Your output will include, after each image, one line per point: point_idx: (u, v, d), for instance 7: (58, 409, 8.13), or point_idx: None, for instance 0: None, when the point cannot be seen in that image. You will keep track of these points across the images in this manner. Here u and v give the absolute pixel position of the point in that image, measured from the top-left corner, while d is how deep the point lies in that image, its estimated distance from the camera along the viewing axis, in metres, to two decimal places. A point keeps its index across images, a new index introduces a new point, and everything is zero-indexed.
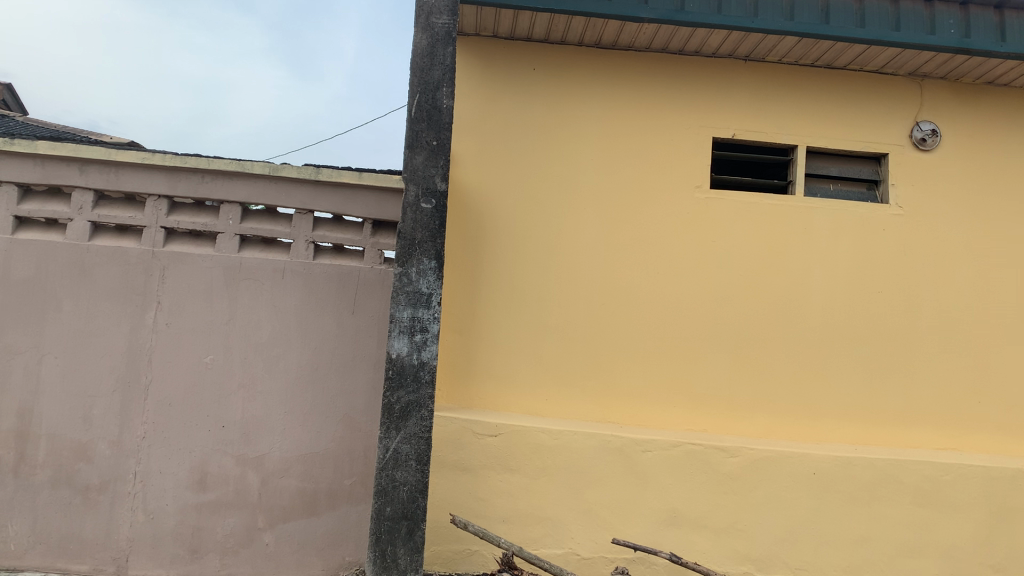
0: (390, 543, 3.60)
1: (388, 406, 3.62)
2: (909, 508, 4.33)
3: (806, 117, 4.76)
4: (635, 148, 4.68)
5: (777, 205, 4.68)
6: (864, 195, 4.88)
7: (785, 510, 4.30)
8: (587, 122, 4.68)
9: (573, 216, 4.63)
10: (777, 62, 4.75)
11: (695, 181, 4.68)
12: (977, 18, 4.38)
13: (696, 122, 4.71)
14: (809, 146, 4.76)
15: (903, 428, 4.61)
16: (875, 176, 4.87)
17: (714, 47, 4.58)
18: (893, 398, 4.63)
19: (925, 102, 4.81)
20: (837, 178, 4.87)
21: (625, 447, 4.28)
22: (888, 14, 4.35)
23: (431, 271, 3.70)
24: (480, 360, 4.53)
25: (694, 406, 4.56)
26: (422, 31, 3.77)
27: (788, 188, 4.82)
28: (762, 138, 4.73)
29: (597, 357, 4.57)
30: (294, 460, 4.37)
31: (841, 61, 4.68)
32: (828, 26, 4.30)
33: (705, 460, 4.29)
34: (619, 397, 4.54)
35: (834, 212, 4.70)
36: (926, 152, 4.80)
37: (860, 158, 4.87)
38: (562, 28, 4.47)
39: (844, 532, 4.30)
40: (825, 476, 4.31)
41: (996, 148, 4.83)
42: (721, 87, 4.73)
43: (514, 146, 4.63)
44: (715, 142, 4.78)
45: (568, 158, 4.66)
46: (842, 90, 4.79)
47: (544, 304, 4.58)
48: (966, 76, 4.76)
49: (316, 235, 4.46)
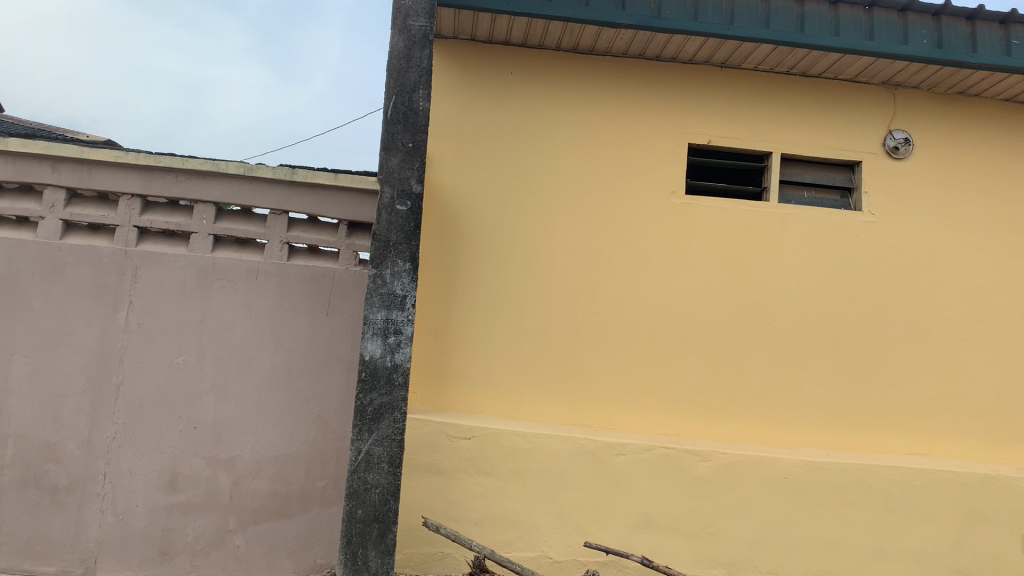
0: (361, 545, 3.58)
1: (361, 408, 3.61)
2: (879, 512, 4.37)
3: (781, 124, 4.80)
4: (612, 152, 4.70)
5: (751, 211, 4.71)
6: (837, 202, 4.93)
7: (756, 514, 4.32)
8: (564, 127, 4.69)
9: (549, 219, 4.64)
10: (752, 69, 4.79)
11: (671, 187, 4.70)
12: (949, 29, 4.44)
13: (673, 128, 4.74)
14: (783, 153, 4.80)
15: (873, 433, 4.65)
16: (848, 184, 4.91)
17: (691, 53, 4.62)
18: (864, 403, 4.67)
19: (898, 111, 4.87)
20: (811, 185, 4.91)
21: (598, 451, 4.29)
22: (861, 24, 4.40)
23: (406, 272, 3.70)
24: (455, 363, 4.53)
25: (667, 410, 4.58)
26: (399, 33, 3.77)
27: (762, 195, 4.85)
28: (738, 145, 4.76)
29: (572, 361, 4.58)
30: (265, 461, 4.35)
31: (815, 70, 4.73)
32: (803, 34, 4.34)
33: (678, 464, 4.31)
34: (592, 401, 4.56)
35: (808, 219, 4.74)
36: (899, 160, 4.85)
37: (834, 165, 4.92)
38: (540, 32, 4.49)
39: (814, 536, 4.34)
40: (796, 480, 4.35)
41: (967, 157, 4.89)
42: (697, 93, 4.76)
43: (491, 149, 4.63)
44: (691, 148, 4.80)
45: (545, 162, 4.67)
46: (817, 98, 4.84)
47: (520, 307, 4.59)
48: (938, 86, 4.82)
49: (290, 236, 4.44)
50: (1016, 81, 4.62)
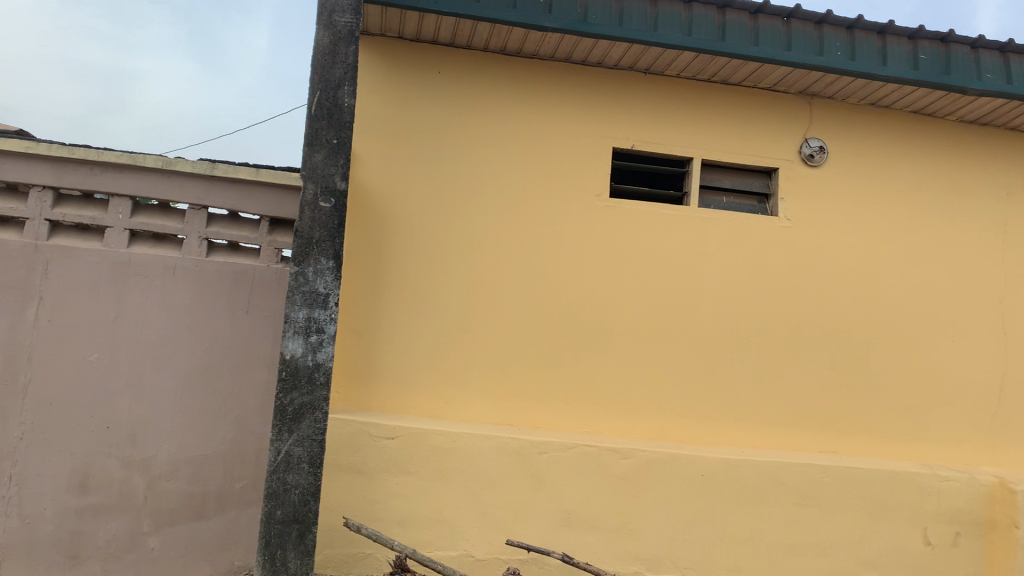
0: (280, 546, 3.54)
1: (281, 407, 3.56)
2: (791, 508, 4.51)
3: (702, 131, 4.92)
4: (538, 154, 4.74)
5: (673, 214, 4.82)
6: (755, 207, 5.07)
7: (674, 511, 4.42)
8: (491, 127, 4.71)
9: (475, 219, 4.66)
10: (675, 75, 4.90)
11: (595, 190, 4.77)
12: (862, 42, 4.61)
13: (597, 131, 4.81)
14: (704, 159, 4.92)
15: (786, 431, 4.81)
16: (766, 190, 5.06)
17: (616, 58, 4.69)
18: (778, 403, 4.82)
19: (813, 120, 5.04)
20: (730, 191, 5.04)
21: (522, 449, 4.32)
22: (779, 34, 4.53)
23: (329, 271, 3.66)
24: (379, 362, 4.51)
25: (589, 409, 4.64)
26: (324, 28, 3.73)
27: (683, 199, 4.96)
28: (660, 150, 4.86)
29: (496, 360, 4.60)
30: (182, 462, 4.25)
31: (735, 78, 4.86)
32: (724, 43, 4.45)
33: (599, 462, 4.38)
34: (516, 400, 4.59)
35: (727, 223, 4.86)
36: (814, 168, 5.02)
37: (752, 172, 5.06)
38: (467, 33, 4.49)
39: (730, 532, 4.46)
40: (713, 477, 4.46)
41: (877, 166, 5.09)
42: (622, 98, 4.84)
43: (418, 148, 4.63)
44: (615, 152, 4.88)
45: (471, 162, 4.68)
46: (737, 106, 4.97)
47: (445, 306, 4.59)
48: (851, 97, 5.00)
49: (210, 231, 4.34)
50: (923, 93, 4.83)
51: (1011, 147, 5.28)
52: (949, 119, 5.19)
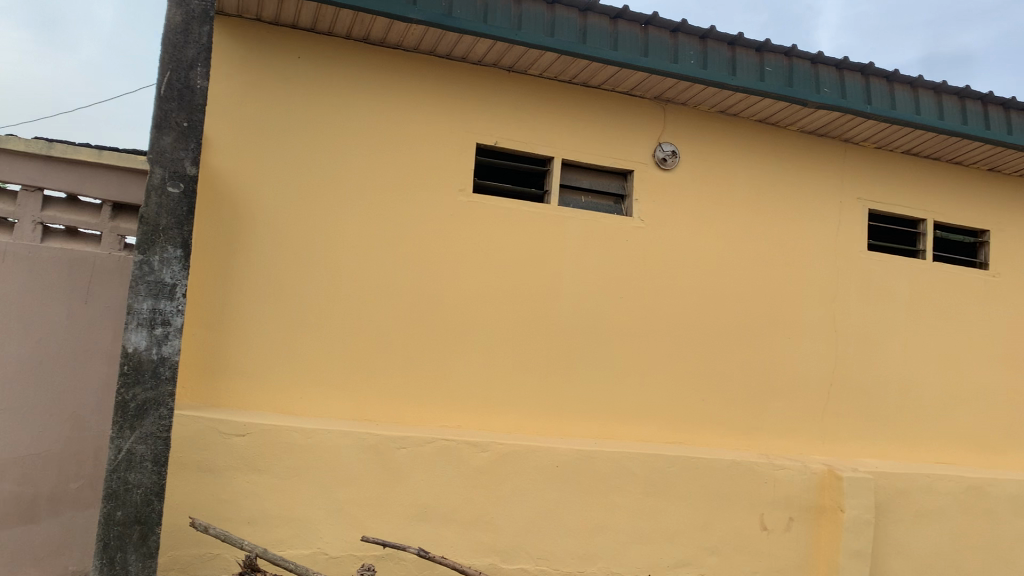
0: (119, 549, 3.36)
1: (122, 403, 3.38)
2: (640, 497, 4.68)
3: (563, 131, 5.02)
4: (400, 147, 4.70)
5: (533, 212, 4.89)
6: (612, 207, 5.21)
7: (529, 503, 4.50)
8: (353, 118, 4.64)
9: (334, 211, 4.57)
10: (537, 75, 4.97)
11: (457, 185, 4.78)
12: (713, 52, 4.83)
13: (461, 126, 4.82)
14: (564, 159, 5.02)
15: (637, 424, 4.99)
16: (622, 191, 5.22)
17: (480, 54, 4.71)
18: (630, 397, 4.99)
19: (667, 125, 5.24)
20: (588, 191, 5.16)
21: (378, 445, 4.28)
22: (637, 40, 4.68)
23: (177, 260, 3.51)
24: (231, 356, 4.35)
25: (447, 404, 4.65)
26: (176, 6, 3.55)
27: (544, 197, 5.04)
28: (521, 148, 4.92)
29: (354, 355, 4.53)
30: (9, 462, 3.94)
31: (595, 80, 4.99)
32: (584, 45, 4.55)
33: (457, 456, 4.39)
34: (374, 395, 4.54)
35: (584, 222, 4.99)
36: (667, 171, 5.22)
37: (609, 173, 5.20)
38: (329, 19, 4.40)
39: (582, 522, 4.58)
40: (567, 470, 4.56)
41: (725, 172, 5.35)
42: (485, 95, 4.87)
43: (276, 136, 4.49)
44: (478, 148, 4.91)
45: (331, 152, 4.59)
46: (596, 108, 5.10)
47: (302, 299, 4.48)
48: (702, 104, 5.23)
49: (45, 215, 4.06)
50: (767, 104, 5.12)
51: (844, 158, 5.67)
52: (791, 129, 5.53)
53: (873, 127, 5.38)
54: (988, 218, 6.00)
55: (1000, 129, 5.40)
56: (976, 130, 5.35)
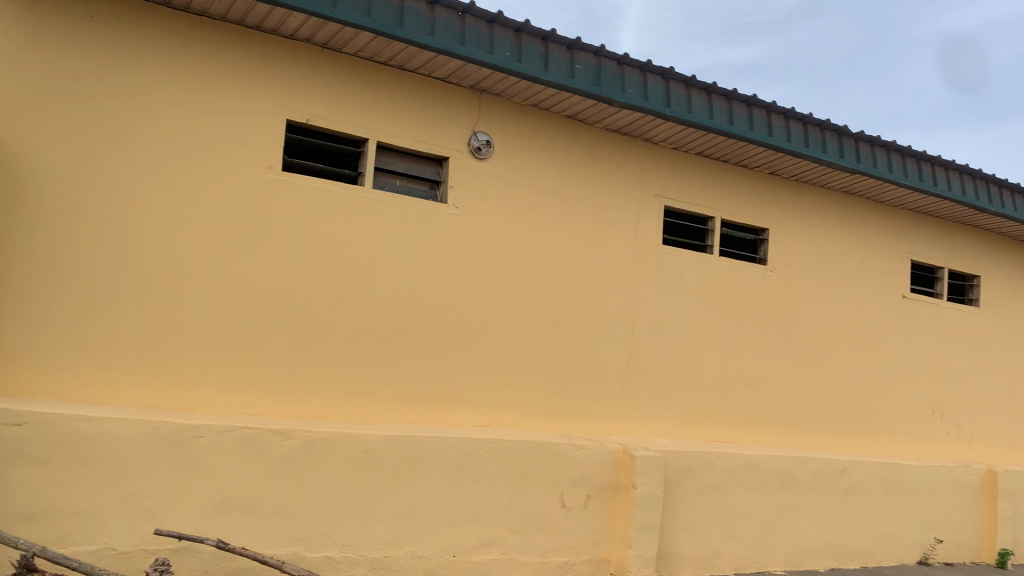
0: None
1: None
2: (446, 481, 4.76)
3: (378, 113, 4.97)
4: (204, 120, 4.47)
5: (345, 194, 4.81)
6: (426, 193, 5.22)
7: (335, 490, 4.45)
8: (152, 86, 4.35)
9: (130, 185, 4.28)
10: (353, 55, 4.89)
11: (266, 162, 4.61)
12: (527, 46, 4.94)
13: (271, 102, 4.65)
14: (379, 142, 4.97)
15: (444, 408, 5.06)
16: (437, 177, 5.23)
17: (293, 29, 4.57)
18: (438, 382, 5.05)
19: (482, 114, 5.32)
20: (404, 175, 5.13)
21: (175, 433, 4.07)
22: (454, 28, 4.71)
23: None
24: (6, 338, 3.98)
25: (251, 389, 4.50)
26: None
27: (358, 179, 4.96)
28: (335, 128, 4.83)
29: (150, 338, 4.28)
30: None
31: (411, 65, 4.97)
32: (401, 28, 4.52)
33: (260, 444, 4.26)
34: (171, 381, 4.32)
35: (397, 207, 4.97)
36: (481, 160, 5.30)
37: (424, 158, 5.20)
38: None
39: (388, 507, 4.59)
40: (374, 455, 4.55)
41: (536, 163, 5.51)
42: (298, 71, 4.73)
43: (63, 100, 4.14)
44: (290, 125, 4.76)
45: (127, 122, 4.29)
46: (412, 93, 5.09)
47: (90, 277, 4.17)
48: (515, 96, 5.35)
49: None
50: (576, 100, 5.32)
51: (645, 156, 6.00)
52: (597, 126, 5.77)
53: (671, 129, 5.72)
54: (768, 218, 6.55)
55: (780, 137, 5.91)
56: (760, 137, 5.83)
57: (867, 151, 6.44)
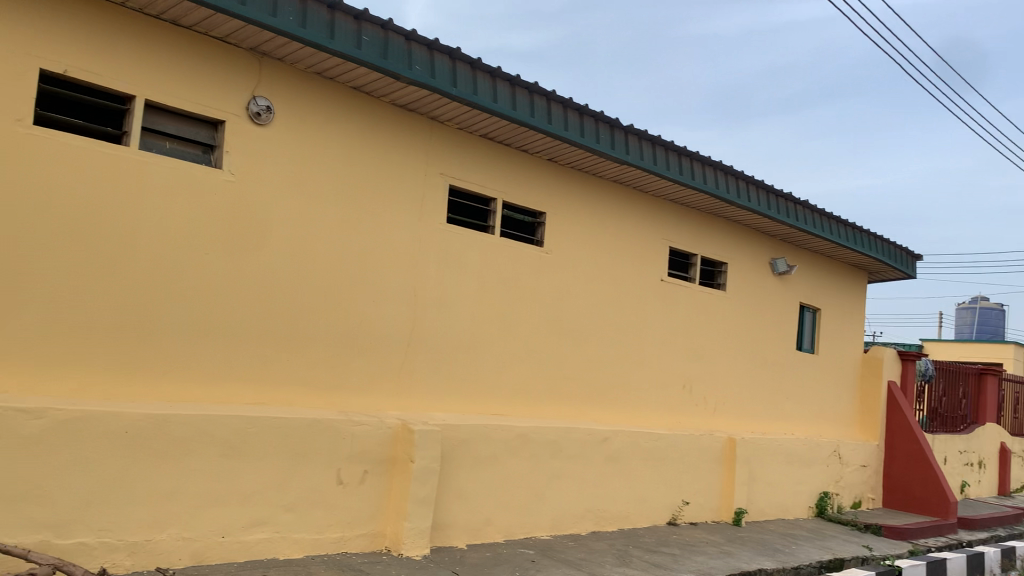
0: None
1: None
2: (216, 459, 4.57)
3: (147, 68, 4.63)
4: None
5: (108, 154, 4.46)
6: (199, 156, 4.95)
7: (90, 472, 4.14)
8: None
9: None
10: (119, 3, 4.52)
11: (14, 113, 4.17)
12: (312, 13, 4.81)
13: (21, 46, 4.20)
14: (147, 100, 4.64)
15: (215, 383, 4.85)
16: (211, 141, 4.97)
17: None
18: (209, 357, 4.83)
19: (262, 79, 5.10)
20: (174, 137, 4.84)
21: None
22: None
23: None
24: None
25: None
26: None
27: (123, 138, 4.63)
28: (97, 81, 4.44)
29: None
30: None
31: (186, 20, 4.67)
32: None
33: (3, 424, 3.87)
34: None
35: (168, 171, 4.68)
36: (260, 126, 5.10)
37: (198, 121, 4.92)
38: None
39: (151, 488, 4.34)
40: (137, 434, 4.28)
41: (319, 134, 5.38)
42: (54, 14, 4.29)
43: None
44: (43, 74, 4.33)
45: None
46: (186, 50, 4.79)
47: None
48: (299, 63, 5.19)
49: None
50: (362, 72, 5.25)
51: (430, 134, 6.04)
52: (384, 100, 5.74)
53: (457, 109, 5.81)
54: (546, 201, 6.83)
55: (558, 124, 6.18)
56: (540, 123, 6.06)
57: (635, 143, 6.89)
